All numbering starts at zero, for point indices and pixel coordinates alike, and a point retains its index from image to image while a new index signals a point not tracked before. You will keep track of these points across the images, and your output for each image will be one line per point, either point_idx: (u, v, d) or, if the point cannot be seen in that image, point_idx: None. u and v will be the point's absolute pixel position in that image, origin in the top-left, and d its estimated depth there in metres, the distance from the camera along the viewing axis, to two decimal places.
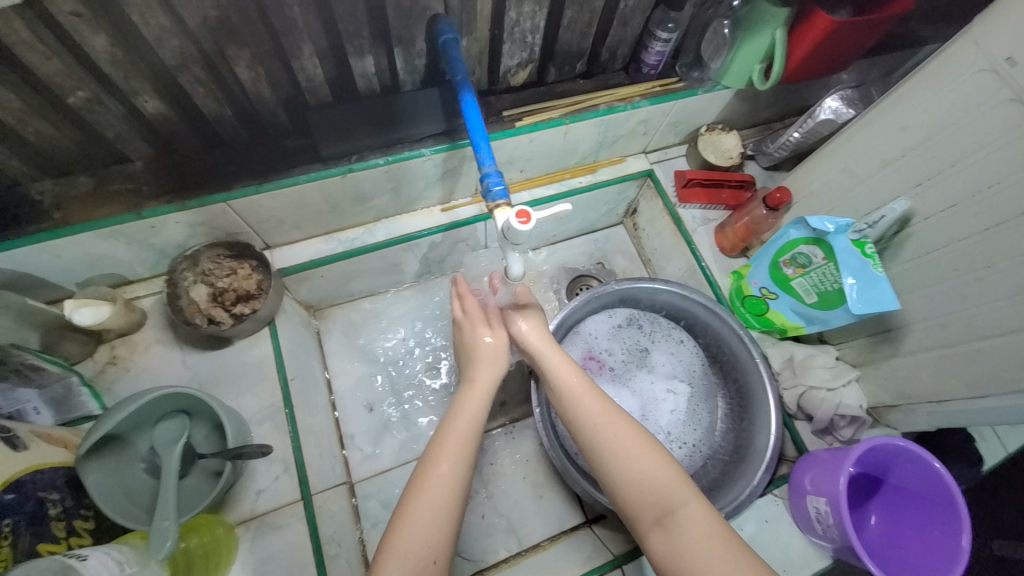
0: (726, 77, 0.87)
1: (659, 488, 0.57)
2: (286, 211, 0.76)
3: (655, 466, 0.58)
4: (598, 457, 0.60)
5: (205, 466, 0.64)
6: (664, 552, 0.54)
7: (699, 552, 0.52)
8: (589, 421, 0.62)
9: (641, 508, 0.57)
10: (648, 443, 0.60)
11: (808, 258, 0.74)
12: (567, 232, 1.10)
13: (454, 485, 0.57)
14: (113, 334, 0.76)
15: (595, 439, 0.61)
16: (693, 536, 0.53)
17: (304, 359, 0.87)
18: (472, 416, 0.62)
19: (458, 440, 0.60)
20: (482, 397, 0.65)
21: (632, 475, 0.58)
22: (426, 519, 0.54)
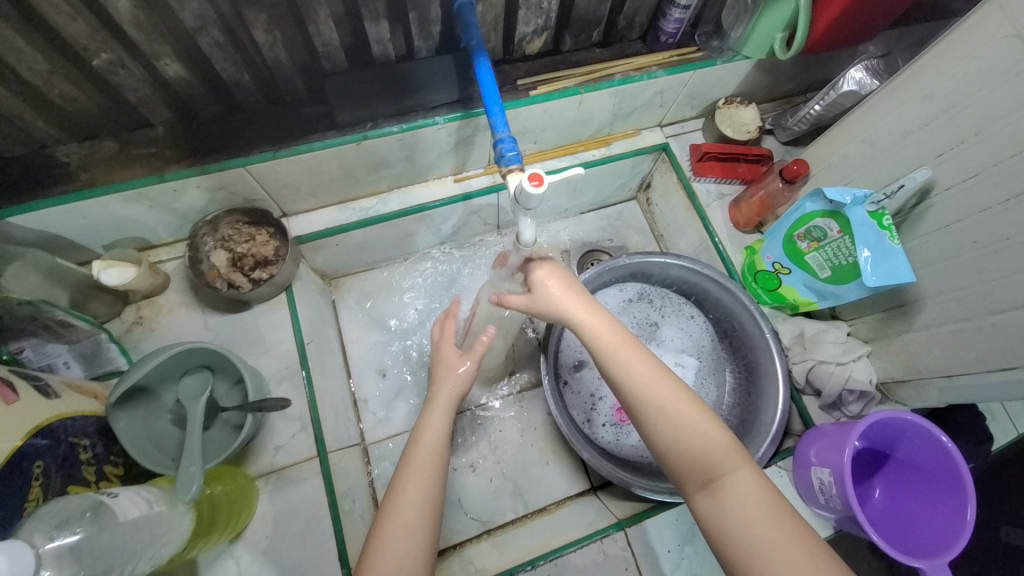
0: (746, 46, 0.85)
1: (707, 451, 0.52)
2: (303, 177, 0.77)
3: (703, 429, 0.53)
4: (638, 417, 0.56)
5: (226, 420, 0.66)
6: (710, 516, 0.51)
7: (745, 521, 0.49)
8: (631, 381, 0.56)
9: (686, 468, 0.53)
10: (693, 403, 0.55)
11: (823, 231, 0.74)
12: (580, 206, 1.09)
13: (431, 501, 0.58)
14: (139, 295, 0.79)
15: (637, 401, 0.56)
16: (742, 502, 0.50)
17: (320, 324, 0.89)
18: (439, 437, 0.63)
19: (427, 461, 0.60)
20: (443, 417, 0.65)
21: (678, 436, 0.53)
22: (405, 532, 0.55)
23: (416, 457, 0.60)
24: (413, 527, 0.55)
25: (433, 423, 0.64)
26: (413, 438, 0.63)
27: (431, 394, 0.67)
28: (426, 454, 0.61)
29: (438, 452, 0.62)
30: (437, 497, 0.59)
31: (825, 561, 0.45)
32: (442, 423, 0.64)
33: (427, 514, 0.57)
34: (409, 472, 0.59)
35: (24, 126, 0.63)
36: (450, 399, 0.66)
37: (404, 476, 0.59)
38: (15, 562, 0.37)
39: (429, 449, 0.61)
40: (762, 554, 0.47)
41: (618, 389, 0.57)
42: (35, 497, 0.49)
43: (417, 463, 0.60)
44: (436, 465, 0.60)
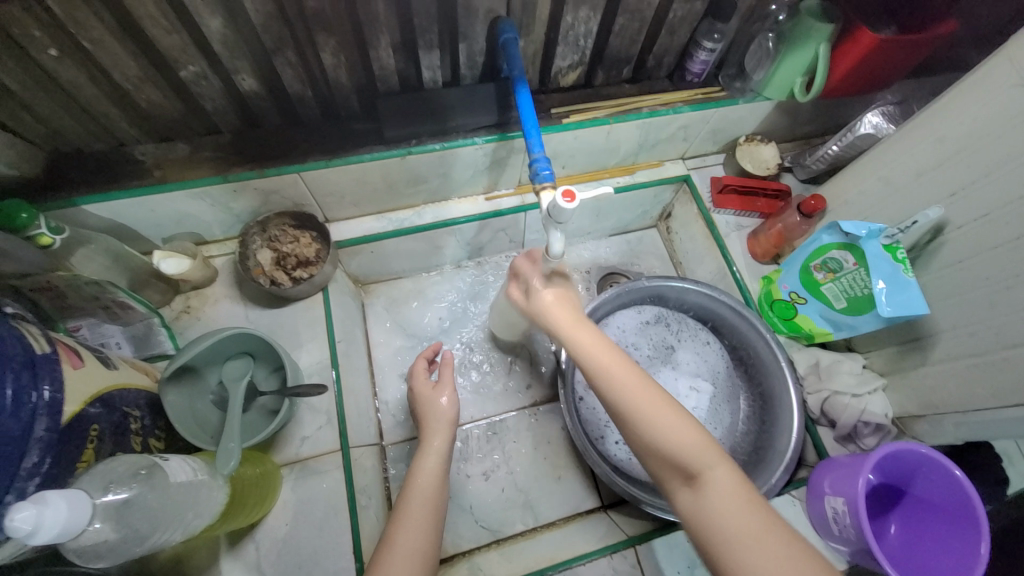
0: (768, 88, 0.91)
1: (686, 449, 0.53)
2: (349, 187, 0.84)
3: (682, 428, 0.54)
4: (621, 417, 0.57)
5: (263, 404, 0.70)
6: (690, 511, 0.52)
7: (724, 517, 0.49)
8: (612, 387, 0.58)
9: (667, 467, 0.54)
10: (671, 403, 0.56)
11: (839, 263, 0.77)
12: (603, 230, 1.14)
13: (426, 551, 0.58)
14: (188, 286, 0.84)
15: (618, 403, 0.57)
16: (720, 499, 0.50)
17: (350, 325, 0.94)
18: (432, 479, 0.65)
19: (422, 509, 0.61)
20: (437, 456, 0.68)
21: (657, 435, 0.54)
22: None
23: (410, 505, 0.62)
24: None
25: (426, 467, 0.66)
26: (412, 477, 0.66)
27: (425, 433, 0.71)
28: (421, 499, 0.62)
29: (433, 490, 0.64)
30: (429, 545, 0.59)
31: (802, 555, 0.45)
32: (434, 464, 0.67)
33: (420, 563, 0.57)
34: (404, 520, 0.60)
35: (110, 125, 0.71)
36: (444, 425, 0.71)
37: (398, 524, 0.60)
38: (74, 509, 0.40)
39: (423, 492, 0.63)
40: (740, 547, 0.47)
41: (602, 395, 0.59)
42: (88, 458, 0.52)
43: (414, 510, 0.61)
44: (431, 510, 0.62)
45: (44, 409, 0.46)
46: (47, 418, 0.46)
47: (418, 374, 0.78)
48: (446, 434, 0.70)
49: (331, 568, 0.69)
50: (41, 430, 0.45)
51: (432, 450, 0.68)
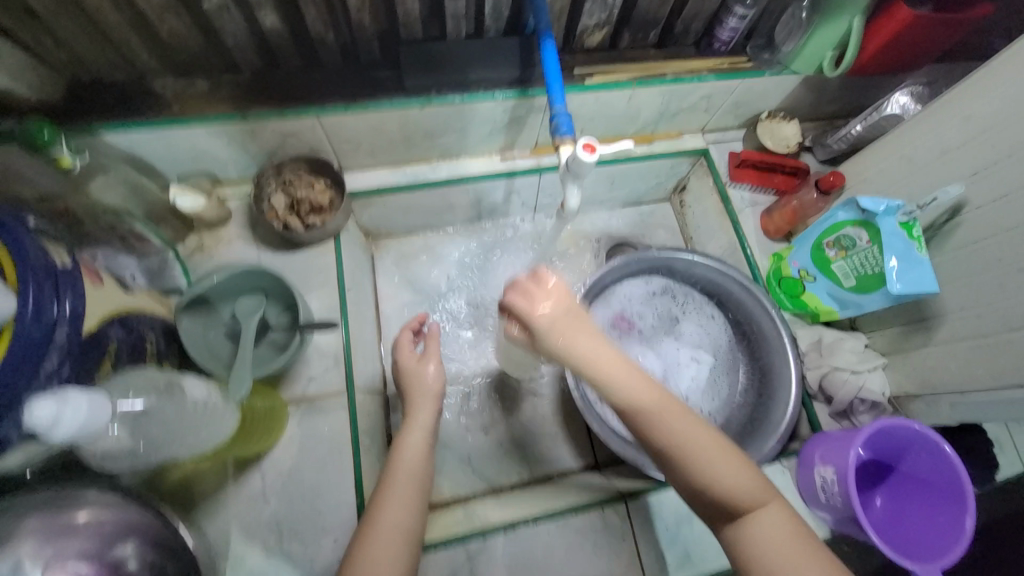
0: (796, 60, 0.89)
1: (740, 490, 0.56)
2: (365, 135, 0.84)
3: (734, 468, 0.56)
4: (673, 461, 0.57)
5: (274, 340, 0.72)
6: (741, 545, 0.56)
7: (776, 548, 0.54)
8: (665, 434, 0.57)
9: (718, 506, 0.57)
10: (720, 441, 0.58)
11: (852, 240, 0.76)
12: (616, 199, 1.13)
13: (411, 529, 0.60)
14: (202, 225, 0.85)
15: (672, 448, 0.57)
16: (775, 536, 0.54)
17: (359, 276, 0.95)
18: (418, 453, 0.67)
19: (405, 484, 0.63)
20: (420, 431, 0.70)
21: (712, 478, 0.56)
22: (380, 561, 0.56)
23: (394, 478, 0.64)
24: (389, 554, 0.56)
25: (411, 441, 0.68)
26: (397, 450, 0.68)
27: (411, 406, 0.73)
28: (408, 471, 0.65)
29: (419, 465, 0.66)
30: (415, 521, 0.61)
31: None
32: (419, 439, 0.69)
33: (403, 540, 0.58)
34: (388, 494, 0.62)
35: (130, 54, 0.70)
36: (427, 399, 0.73)
37: (383, 498, 0.62)
38: (93, 409, 0.41)
39: (409, 465, 0.65)
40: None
41: (651, 439, 0.58)
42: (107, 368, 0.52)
43: (397, 484, 0.63)
44: (416, 486, 0.64)
45: (67, 318, 0.47)
46: (67, 327, 0.47)
47: (403, 348, 0.79)
48: (431, 407, 0.73)
49: (333, 502, 0.72)
50: (62, 337, 0.47)
51: (419, 424, 0.70)
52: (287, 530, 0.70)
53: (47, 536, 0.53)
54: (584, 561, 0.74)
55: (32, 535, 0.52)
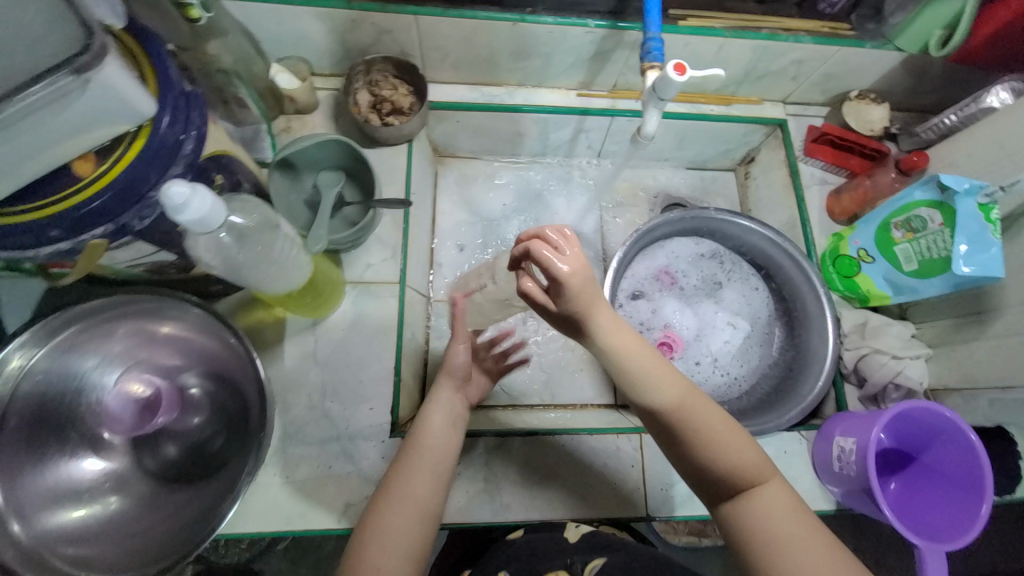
0: (901, 37, 0.86)
1: (739, 467, 0.57)
2: (455, 45, 0.87)
3: (735, 448, 0.58)
4: (677, 434, 0.59)
5: (346, 216, 0.78)
6: (735, 521, 0.57)
7: (773, 526, 0.54)
8: (672, 407, 0.58)
9: (719, 482, 0.58)
10: (726, 420, 0.59)
11: (923, 222, 0.75)
12: (680, 159, 1.13)
13: (429, 508, 0.61)
14: (292, 108, 0.90)
15: (676, 422, 0.58)
16: (773, 514, 0.55)
17: (424, 185, 0.99)
18: (439, 435, 0.66)
19: (423, 467, 0.63)
20: (443, 417, 0.68)
21: (714, 454, 0.57)
22: (396, 533, 0.58)
23: (415, 456, 0.64)
24: (407, 526, 0.59)
25: (433, 421, 0.67)
26: (416, 427, 0.67)
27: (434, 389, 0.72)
28: (428, 455, 0.64)
29: (440, 449, 0.65)
30: (432, 501, 0.62)
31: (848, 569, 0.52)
32: (443, 419, 0.68)
33: (420, 514, 0.60)
34: (408, 469, 0.63)
35: None
36: (454, 387, 0.71)
37: (401, 473, 0.63)
38: (214, 207, 0.46)
39: (428, 447, 0.65)
40: (787, 553, 0.53)
41: (655, 411, 0.59)
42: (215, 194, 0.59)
43: (415, 464, 0.63)
44: (435, 469, 0.64)
45: (195, 132, 0.53)
46: (194, 140, 0.53)
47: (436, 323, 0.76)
48: (454, 392, 0.71)
49: (375, 374, 0.78)
50: (189, 149, 0.53)
51: (440, 403, 0.70)
52: (330, 389, 0.77)
53: (135, 340, 0.68)
54: (592, 477, 0.78)
55: (122, 336, 0.67)
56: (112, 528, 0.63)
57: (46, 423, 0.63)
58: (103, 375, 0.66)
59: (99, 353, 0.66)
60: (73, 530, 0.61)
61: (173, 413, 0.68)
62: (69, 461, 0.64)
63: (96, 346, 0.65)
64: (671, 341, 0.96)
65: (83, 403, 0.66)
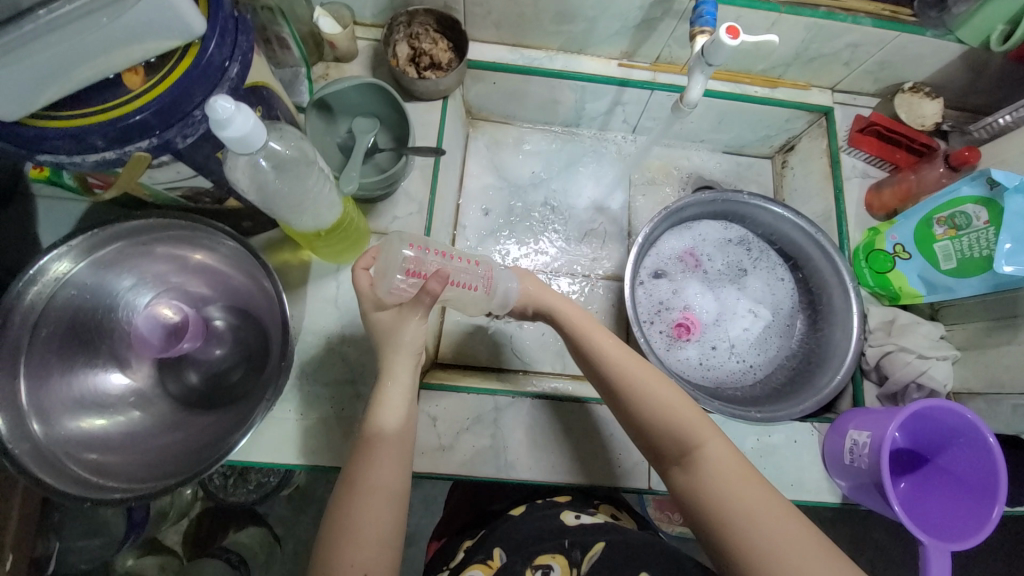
0: (963, 28, 0.81)
1: (683, 428, 0.61)
2: (499, 2, 0.85)
3: (678, 410, 0.62)
4: (625, 401, 0.64)
5: (376, 164, 0.78)
6: (686, 485, 0.60)
7: (717, 482, 0.58)
8: (619, 376, 0.65)
9: (667, 447, 0.62)
10: (668, 384, 0.65)
11: (967, 219, 0.73)
12: (716, 142, 1.10)
13: (397, 489, 0.60)
14: (332, 55, 0.90)
15: (625, 389, 0.64)
16: (715, 471, 0.59)
17: (454, 146, 0.99)
18: (403, 414, 0.63)
19: (388, 454, 0.60)
20: (403, 393, 0.64)
21: (658, 418, 0.62)
22: (366, 521, 0.57)
23: (380, 446, 0.60)
24: (380, 514, 0.57)
25: (393, 402, 0.63)
26: (372, 412, 0.63)
27: (385, 362, 0.64)
28: (393, 441, 0.61)
29: (403, 431, 0.62)
30: (401, 483, 0.60)
31: (788, 518, 0.55)
32: (401, 403, 0.63)
33: (392, 500, 0.59)
34: (374, 459, 0.60)
35: None
36: (408, 356, 0.63)
37: (365, 462, 0.59)
38: (256, 129, 0.47)
39: (392, 432, 0.62)
40: (732, 509, 0.56)
41: (604, 379, 0.66)
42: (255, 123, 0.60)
43: (376, 455, 0.60)
44: (399, 454, 0.61)
45: (240, 56, 0.53)
46: (238, 65, 0.53)
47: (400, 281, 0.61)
48: (412, 368, 0.65)
49: None
50: (233, 73, 0.53)
51: (395, 389, 0.64)
52: (348, 335, 0.78)
53: (172, 266, 0.70)
54: (598, 445, 0.79)
55: (161, 261, 0.69)
56: (131, 441, 0.65)
57: (81, 332, 0.65)
58: (137, 296, 0.69)
59: (134, 275, 0.68)
60: (91, 435, 0.63)
61: (198, 342, 0.71)
62: (99, 373, 0.67)
63: (133, 268, 0.67)
64: (688, 323, 0.95)
65: (115, 319, 0.68)
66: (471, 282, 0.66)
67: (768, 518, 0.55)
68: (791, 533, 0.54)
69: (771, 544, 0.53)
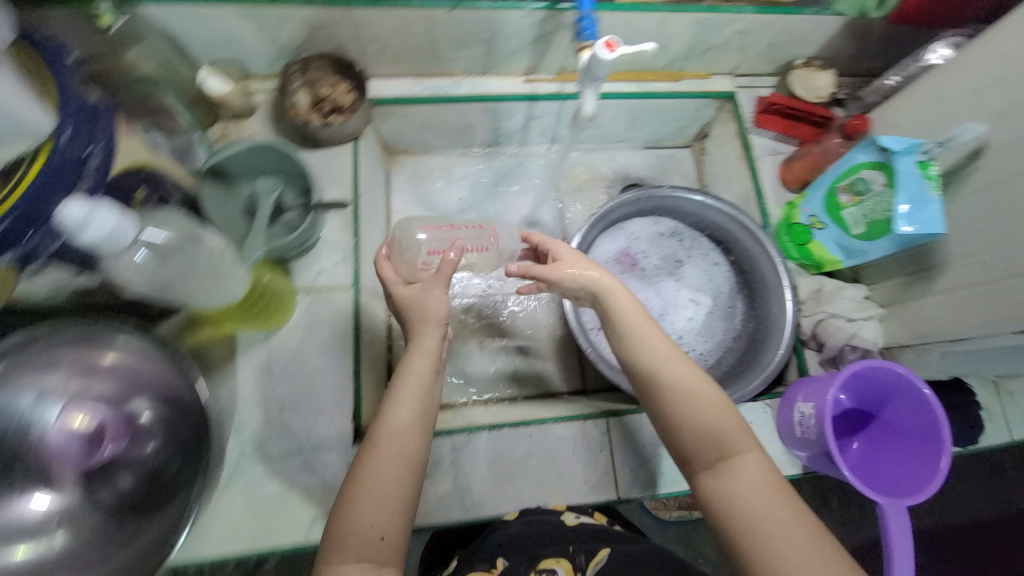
0: (840, 1, 0.85)
1: (720, 432, 0.60)
2: (392, 36, 0.84)
3: (716, 412, 0.60)
4: (659, 396, 0.62)
5: (286, 223, 0.76)
6: (714, 492, 0.58)
7: (747, 493, 0.56)
8: (657, 368, 0.62)
9: (699, 451, 0.60)
10: (708, 385, 0.62)
11: (867, 184, 0.77)
12: (635, 140, 1.12)
13: (415, 455, 0.58)
14: (229, 114, 0.86)
15: (663, 384, 0.62)
16: (747, 482, 0.57)
17: (375, 186, 0.98)
18: (421, 381, 0.61)
19: (409, 418, 0.59)
20: (425, 358, 0.62)
21: (695, 419, 0.60)
22: (382, 485, 0.55)
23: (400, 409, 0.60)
24: (394, 486, 0.55)
25: (415, 367, 0.61)
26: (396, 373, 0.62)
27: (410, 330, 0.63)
28: (409, 398, 0.60)
29: (425, 395, 0.61)
30: (420, 452, 0.58)
31: (818, 533, 0.54)
32: (427, 371, 0.62)
33: (411, 470, 0.57)
34: (387, 422, 0.59)
35: None
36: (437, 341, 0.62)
37: (384, 424, 0.59)
38: (119, 224, 0.45)
39: (412, 393, 0.60)
40: (760, 522, 0.55)
41: (638, 371, 0.64)
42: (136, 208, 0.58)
43: (399, 416, 0.59)
44: (421, 422, 0.60)
45: (99, 146, 0.51)
46: (100, 156, 0.51)
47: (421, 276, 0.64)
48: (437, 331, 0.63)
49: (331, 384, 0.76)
50: (94, 164, 0.50)
51: (413, 372, 0.61)
52: (287, 401, 0.75)
53: (74, 371, 0.65)
54: (561, 464, 0.78)
55: (60, 367, 0.64)
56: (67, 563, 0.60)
57: None
58: (43, 411, 0.64)
59: (33, 389, 0.63)
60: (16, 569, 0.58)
61: (122, 442, 0.66)
62: (16, 501, 0.61)
63: (27, 383, 0.62)
64: None
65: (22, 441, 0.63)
66: (480, 244, 0.72)
67: (800, 535, 0.53)
68: (818, 548, 0.53)
69: (797, 559, 0.52)
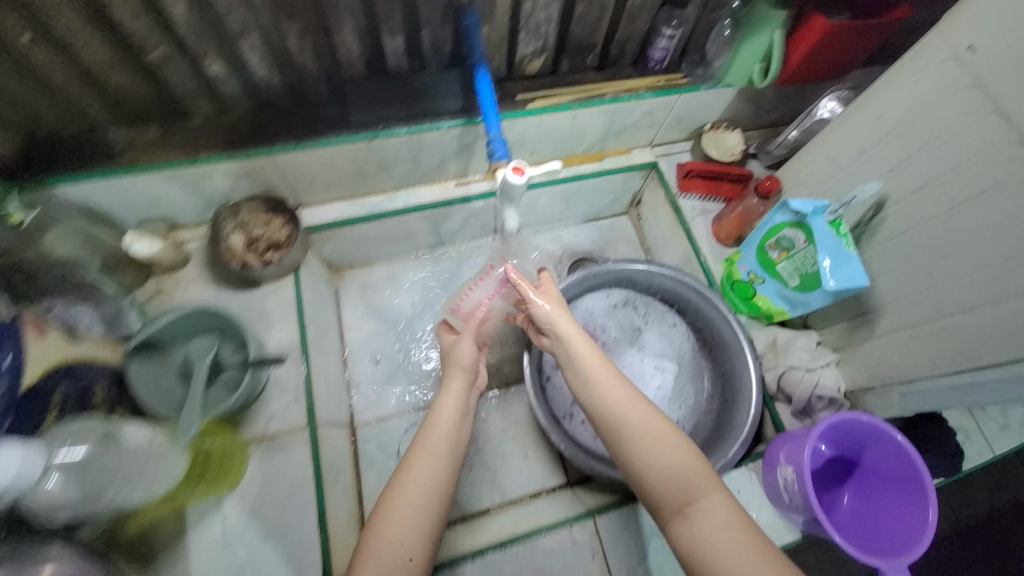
0: (728, 74, 0.93)
1: (684, 474, 0.57)
2: (318, 171, 0.86)
3: (679, 454, 0.58)
4: (620, 439, 0.61)
5: (228, 379, 0.74)
6: (686, 541, 0.54)
7: (718, 541, 0.52)
8: (618, 408, 0.62)
9: (665, 495, 0.57)
10: (670, 428, 0.61)
11: (791, 241, 0.80)
12: (574, 217, 1.17)
13: (444, 486, 0.61)
14: (162, 269, 0.85)
15: (621, 425, 0.61)
16: (714, 528, 0.53)
17: (323, 310, 0.97)
18: (450, 421, 0.65)
19: (439, 449, 0.63)
20: (457, 397, 0.68)
21: (656, 461, 0.58)
22: (408, 509, 0.58)
23: (428, 442, 0.63)
24: (411, 526, 0.57)
25: (444, 408, 0.66)
26: (429, 415, 0.67)
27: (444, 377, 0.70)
28: (437, 436, 0.64)
29: (452, 432, 0.65)
30: (447, 484, 0.61)
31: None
32: (454, 408, 0.67)
33: (437, 498, 0.60)
34: (419, 455, 0.62)
35: (82, 108, 0.71)
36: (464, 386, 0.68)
37: (415, 454, 0.62)
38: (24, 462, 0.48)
39: (443, 428, 0.64)
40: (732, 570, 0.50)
41: (600, 413, 0.63)
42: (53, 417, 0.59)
43: (426, 448, 0.62)
44: (448, 451, 0.63)
45: None
46: None
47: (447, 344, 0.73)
48: (465, 380, 0.69)
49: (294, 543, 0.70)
50: None
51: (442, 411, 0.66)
52: None
53: None
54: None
55: None
56: None
57: None
58: None
59: None
60: None
61: None
62: None
63: None
64: None
65: None
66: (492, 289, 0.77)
67: None
68: None
69: None
